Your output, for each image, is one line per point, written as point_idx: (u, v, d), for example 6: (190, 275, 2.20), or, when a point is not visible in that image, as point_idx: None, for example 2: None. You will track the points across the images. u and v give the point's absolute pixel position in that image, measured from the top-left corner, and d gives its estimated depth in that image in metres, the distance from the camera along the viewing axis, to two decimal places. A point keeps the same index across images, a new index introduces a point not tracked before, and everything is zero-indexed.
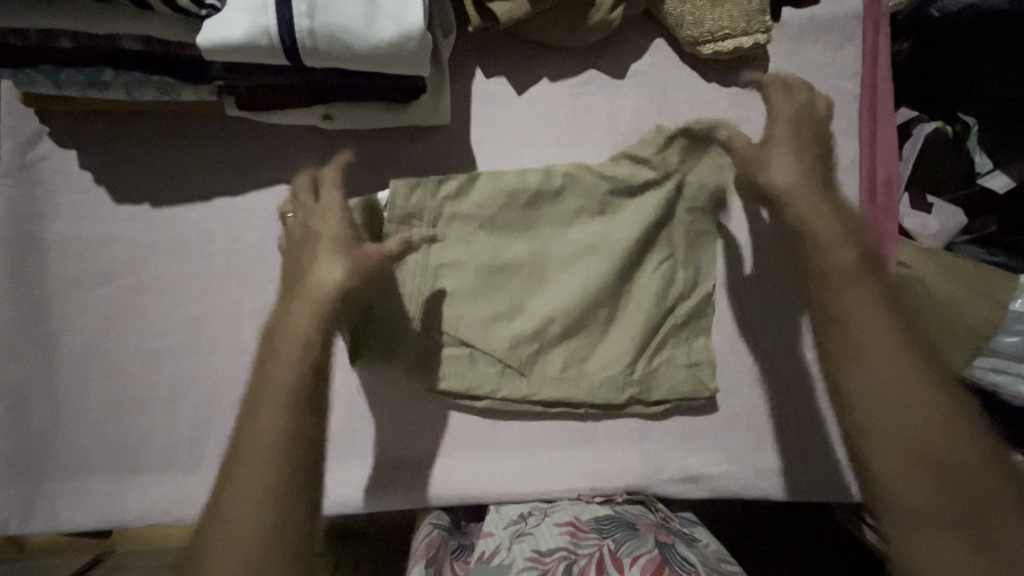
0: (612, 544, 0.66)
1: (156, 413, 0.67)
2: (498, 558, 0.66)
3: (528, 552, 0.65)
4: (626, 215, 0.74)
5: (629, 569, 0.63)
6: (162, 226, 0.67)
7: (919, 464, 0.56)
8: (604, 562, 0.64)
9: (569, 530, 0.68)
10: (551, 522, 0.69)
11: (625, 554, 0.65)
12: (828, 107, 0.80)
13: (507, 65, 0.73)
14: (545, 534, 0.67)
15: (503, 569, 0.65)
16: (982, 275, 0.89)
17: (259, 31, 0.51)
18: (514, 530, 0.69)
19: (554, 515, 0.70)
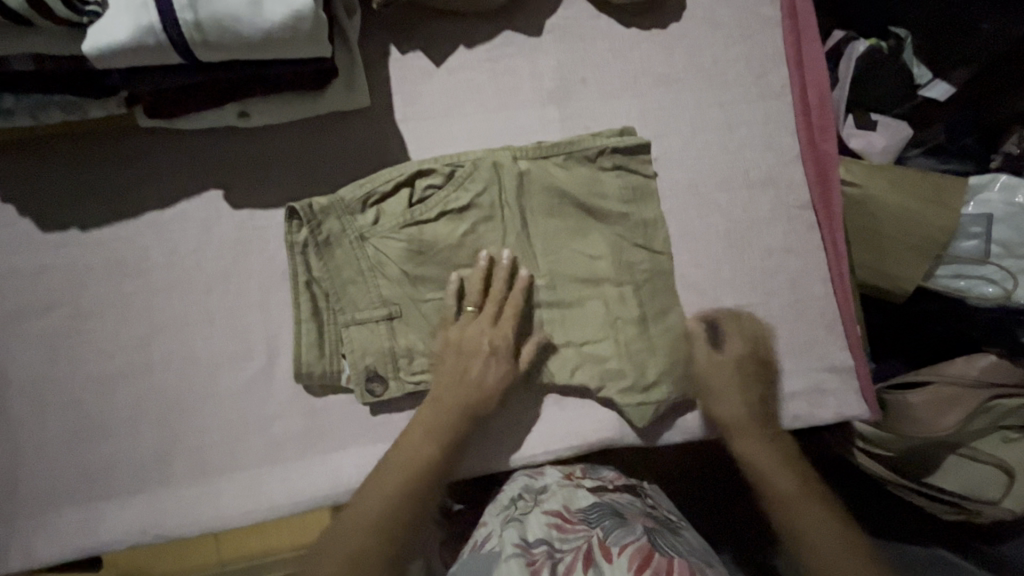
0: (600, 534, 0.65)
1: (118, 436, 0.67)
2: (490, 543, 0.67)
3: (516, 539, 0.65)
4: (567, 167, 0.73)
5: (618, 557, 0.63)
6: (95, 248, 0.67)
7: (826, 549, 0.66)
8: (592, 552, 0.63)
9: (556, 521, 0.68)
10: (540, 511, 0.70)
11: (613, 543, 0.64)
12: (752, 36, 0.80)
13: (421, 38, 0.73)
14: (534, 524, 0.68)
15: (492, 555, 0.65)
16: (928, 182, 0.89)
17: (144, 30, 0.50)
18: (504, 517, 0.71)
19: (544, 503, 0.71)
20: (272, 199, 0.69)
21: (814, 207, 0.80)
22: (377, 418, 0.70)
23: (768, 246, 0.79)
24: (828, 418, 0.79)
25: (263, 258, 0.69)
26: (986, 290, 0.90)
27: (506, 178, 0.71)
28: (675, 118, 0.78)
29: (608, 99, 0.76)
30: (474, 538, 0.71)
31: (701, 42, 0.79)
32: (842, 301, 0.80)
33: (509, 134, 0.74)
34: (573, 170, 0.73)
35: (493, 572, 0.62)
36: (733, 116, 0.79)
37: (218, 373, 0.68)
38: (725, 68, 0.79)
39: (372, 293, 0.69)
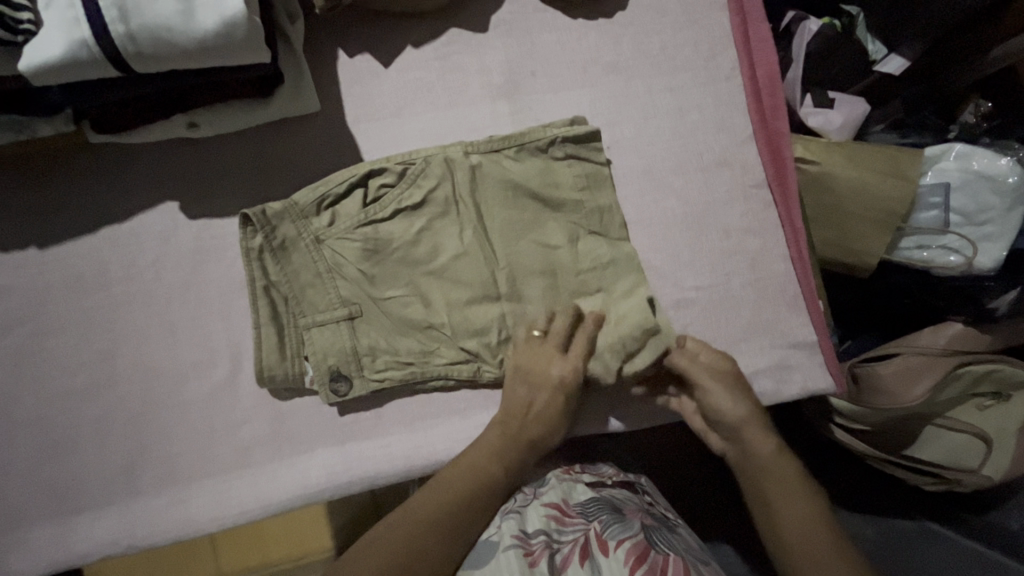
0: (597, 527, 0.68)
1: (88, 449, 0.67)
2: (487, 532, 0.68)
3: (515, 530, 0.67)
4: (521, 158, 0.74)
5: (614, 551, 0.64)
6: (55, 265, 0.67)
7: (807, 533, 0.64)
8: (588, 546, 0.66)
9: (554, 513, 0.70)
10: (539, 504, 0.72)
11: (609, 537, 0.66)
12: (698, 21, 0.81)
13: (368, 40, 0.73)
14: (532, 517, 0.70)
15: (490, 544, 0.67)
16: (886, 155, 0.89)
17: (77, 44, 0.50)
18: (502, 510, 0.72)
19: (543, 497, 0.73)
20: (227, 207, 0.70)
21: (770, 185, 0.81)
22: (344, 418, 0.71)
23: (726, 227, 0.80)
24: (793, 395, 0.79)
25: (221, 266, 0.70)
26: (950, 258, 0.90)
27: (459, 173, 0.72)
28: (626, 106, 0.79)
29: (558, 91, 0.77)
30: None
31: (648, 30, 0.80)
32: (802, 277, 0.80)
33: (461, 130, 0.75)
34: (527, 161, 0.74)
35: (492, 562, 0.64)
36: (683, 101, 0.80)
37: (184, 382, 0.69)
38: (673, 54, 0.80)
39: (332, 294, 0.69)
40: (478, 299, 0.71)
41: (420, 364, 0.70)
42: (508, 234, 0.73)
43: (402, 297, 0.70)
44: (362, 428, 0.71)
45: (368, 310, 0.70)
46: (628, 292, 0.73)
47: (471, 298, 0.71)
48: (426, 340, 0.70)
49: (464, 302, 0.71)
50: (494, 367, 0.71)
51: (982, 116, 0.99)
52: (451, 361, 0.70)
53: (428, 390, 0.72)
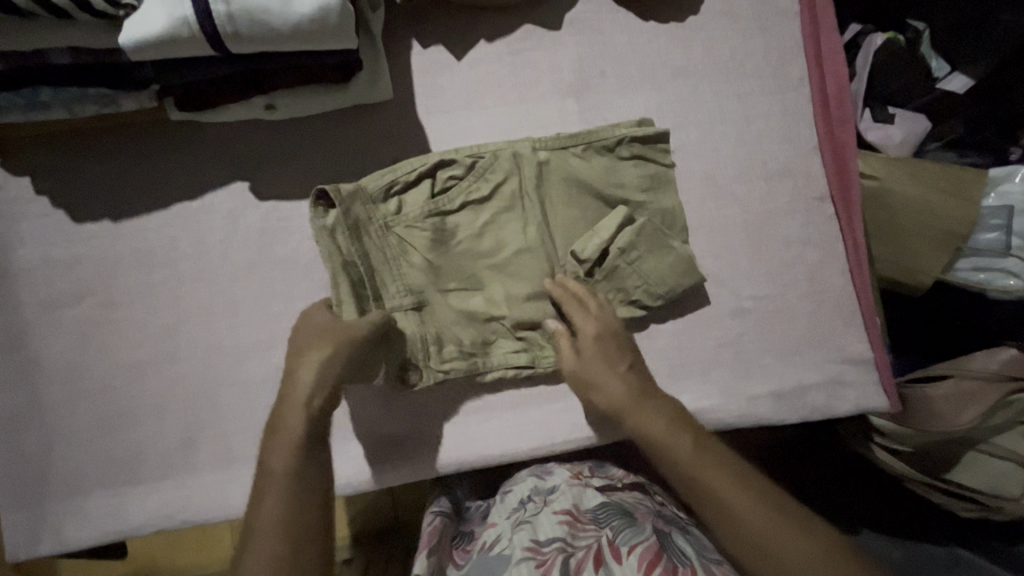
0: (610, 533, 0.67)
1: (147, 422, 0.68)
2: (499, 546, 0.69)
3: (526, 541, 0.66)
4: (588, 156, 0.73)
5: (627, 557, 0.64)
6: (125, 239, 0.68)
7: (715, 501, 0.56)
8: (602, 552, 0.65)
9: (566, 518, 0.69)
10: (549, 512, 0.70)
11: (622, 542, 0.65)
12: (770, 28, 0.80)
13: (443, 32, 0.74)
14: (544, 525, 0.68)
15: (502, 558, 0.67)
16: (950, 174, 0.88)
17: (178, 23, 0.51)
18: (515, 519, 0.72)
19: (553, 503, 0.72)
20: (296, 191, 0.71)
21: (833, 199, 0.80)
22: (398, 404, 0.72)
23: (786, 238, 0.79)
24: (845, 412, 0.78)
25: (287, 249, 0.71)
26: (1007, 283, 0.89)
27: (527, 168, 0.72)
28: (692, 111, 0.78)
29: (626, 92, 0.77)
30: (482, 538, 0.72)
31: (719, 36, 0.79)
32: (860, 292, 0.79)
33: (529, 126, 0.75)
34: (593, 159, 0.73)
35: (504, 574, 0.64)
36: (751, 108, 0.79)
37: (244, 361, 0.70)
38: (742, 61, 0.79)
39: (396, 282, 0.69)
40: (538, 295, 0.71)
41: (480, 356, 0.70)
42: (572, 232, 0.73)
43: (463, 289, 0.71)
44: (416, 417, 0.72)
45: (431, 298, 0.70)
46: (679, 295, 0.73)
47: (532, 293, 0.71)
48: (485, 333, 0.71)
49: (525, 297, 0.71)
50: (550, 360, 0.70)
51: None
52: (511, 355, 0.71)
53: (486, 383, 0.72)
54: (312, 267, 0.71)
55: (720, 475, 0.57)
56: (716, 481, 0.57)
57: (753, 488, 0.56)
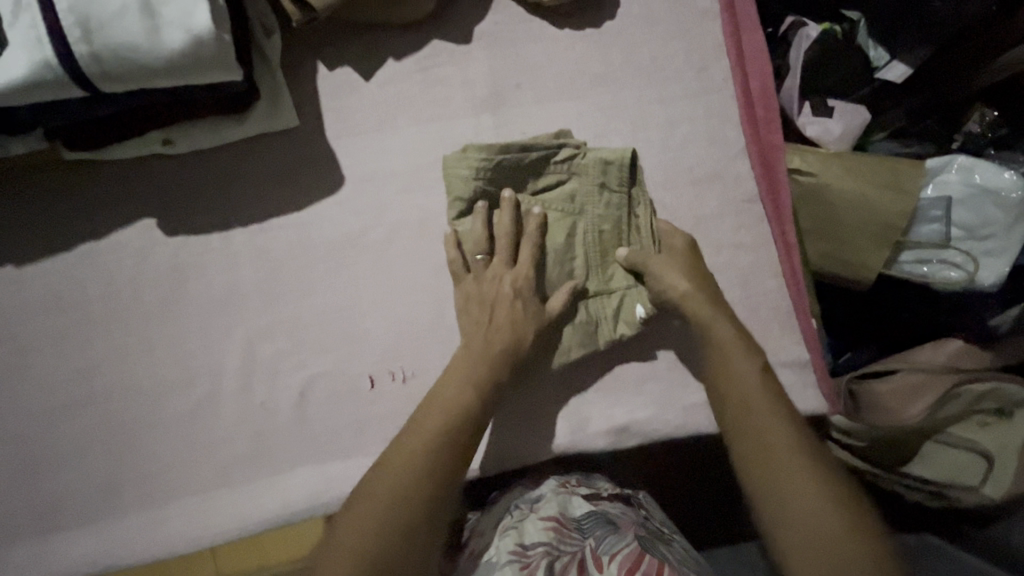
0: (593, 543, 0.66)
1: (67, 467, 0.67)
2: (486, 553, 0.67)
3: (511, 545, 0.66)
4: (541, 179, 0.72)
5: (608, 566, 0.64)
6: (31, 283, 0.67)
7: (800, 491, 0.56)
8: (586, 562, 0.65)
9: (553, 525, 0.68)
10: (535, 518, 0.69)
11: (605, 551, 0.65)
12: (688, 30, 0.79)
13: (349, 52, 0.72)
14: (530, 529, 0.68)
15: (488, 564, 0.66)
16: (885, 167, 0.87)
17: (38, 65, 0.49)
18: (501, 530, 0.70)
19: (539, 510, 0.71)
20: (204, 224, 0.69)
21: (762, 200, 0.78)
22: (323, 437, 0.70)
23: (717, 243, 0.78)
24: None
25: (200, 283, 0.69)
26: (950, 274, 0.87)
27: (484, 194, 0.70)
28: (614, 118, 0.76)
29: (543, 103, 0.75)
30: (469, 549, 0.71)
31: (637, 40, 0.78)
32: (795, 294, 0.78)
33: (445, 142, 0.73)
34: (548, 180, 0.72)
35: None
36: (674, 113, 0.78)
37: (163, 400, 0.69)
38: (663, 65, 0.78)
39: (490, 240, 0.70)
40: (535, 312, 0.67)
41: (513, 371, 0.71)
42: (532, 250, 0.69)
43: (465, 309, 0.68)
44: (344, 449, 0.70)
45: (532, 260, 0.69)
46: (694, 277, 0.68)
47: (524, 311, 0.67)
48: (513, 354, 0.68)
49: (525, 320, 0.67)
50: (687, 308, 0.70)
51: (987, 125, 0.95)
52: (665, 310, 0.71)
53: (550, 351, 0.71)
54: (225, 300, 0.69)
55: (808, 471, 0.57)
56: (772, 433, 0.60)
57: (790, 414, 0.61)
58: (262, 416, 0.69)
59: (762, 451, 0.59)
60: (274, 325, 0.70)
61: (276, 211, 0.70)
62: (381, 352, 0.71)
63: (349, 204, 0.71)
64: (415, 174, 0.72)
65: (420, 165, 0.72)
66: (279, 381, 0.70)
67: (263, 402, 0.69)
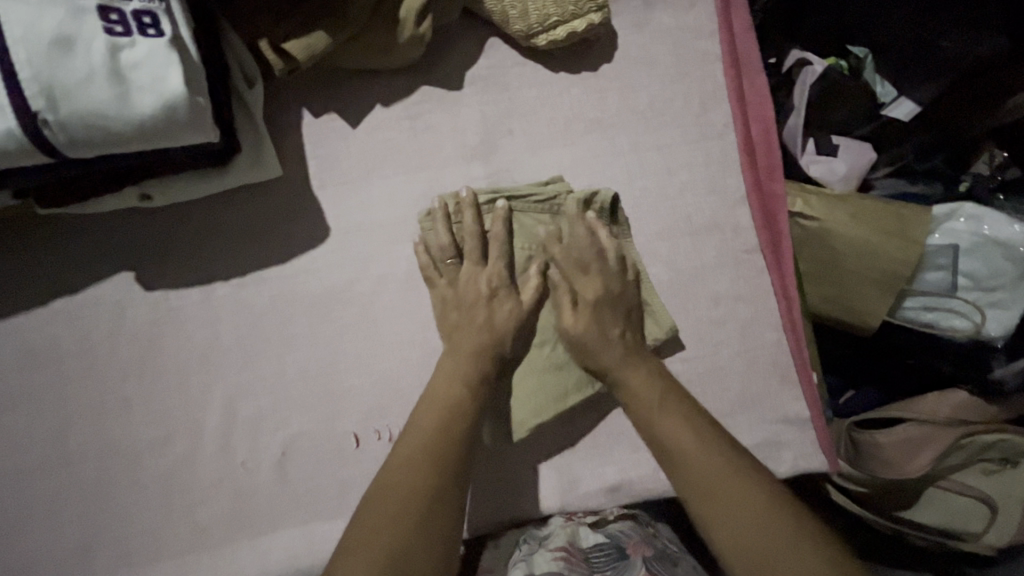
0: None
1: (41, 527, 0.66)
2: None
3: None
4: (530, 220, 0.70)
5: None
6: (7, 339, 0.65)
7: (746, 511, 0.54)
8: None
9: (562, 556, 0.65)
10: (545, 549, 0.66)
11: None
12: (689, 73, 0.76)
13: (335, 98, 0.69)
14: (540, 562, 0.65)
15: None
16: (893, 213, 0.84)
17: (2, 136, 0.46)
18: (512, 560, 0.68)
19: (548, 542, 0.67)
20: (184, 277, 0.67)
21: (763, 251, 0.76)
22: (305, 496, 0.68)
23: (715, 295, 0.75)
24: (784, 472, 0.75)
25: (180, 338, 0.67)
26: (954, 323, 0.85)
27: (471, 232, 0.67)
28: (610, 166, 0.74)
29: (537, 150, 0.72)
30: None
31: (635, 84, 0.75)
32: (795, 349, 0.76)
33: (434, 192, 0.70)
34: (537, 219, 0.70)
35: None
36: (672, 160, 0.75)
37: (140, 459, 0.67)
38: (661, 110, 0.75)
39: (477, 283, 0.67)
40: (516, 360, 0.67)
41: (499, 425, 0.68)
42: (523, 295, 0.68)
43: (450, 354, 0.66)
44: (327, 508, 0.68)
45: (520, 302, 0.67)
46: (664, 330, 0.71)
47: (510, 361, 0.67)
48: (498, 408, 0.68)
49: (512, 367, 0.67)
50: (665, 335, 0.70)
51: (996, 167, 0.92)
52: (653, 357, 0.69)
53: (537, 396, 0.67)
54: (205, 355, 0.67)
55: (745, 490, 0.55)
56: (697, 459, 0.58)
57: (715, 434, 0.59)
58: (243, 475, 0.67)
59: (694, 476, 0.57)
60: (255, 381, 0.68)
61: (259, 266, 0.68)
62: (366, 409, 0.68)
63: (334, 256, 0.69)
64: (403, 224, 0.70)
65: (408, 216, 0.70)
66: (260, 439, 0.68)
67: (243, 461, 0.67)
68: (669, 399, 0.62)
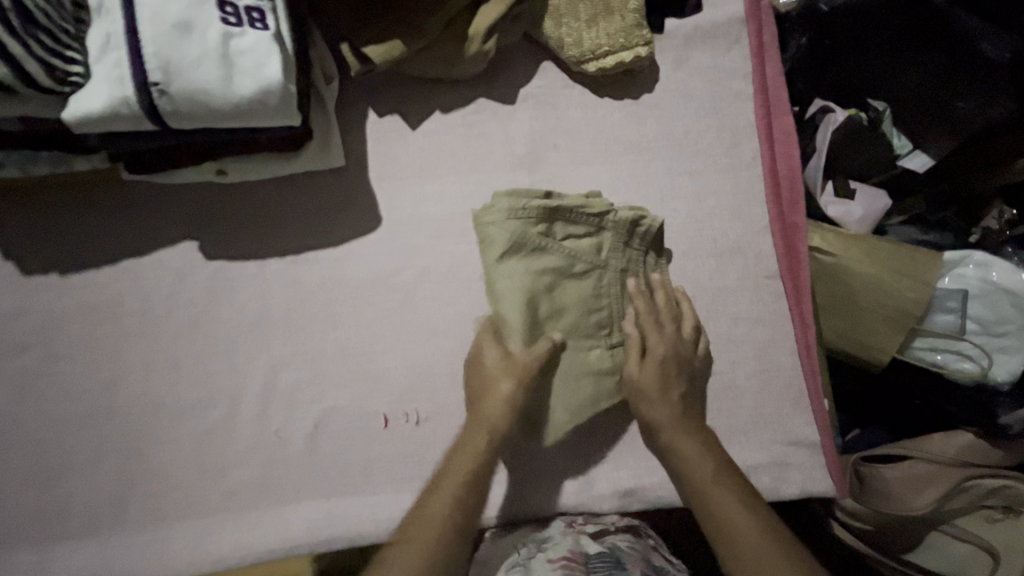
0: None
1: (78, 476, 0.69)
2: None
3: None
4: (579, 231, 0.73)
5: None
6: (71, 293, 0.70)
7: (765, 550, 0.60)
8: None
9: (562, 564, 0.65)
10: (545, 556, 0.66)
11: None
12: (722, 108, 0.82)
13: (399, 101, 0.76)
14: (539, 569, 0.65)
15: None
16: (907, 255, 0.88)
17: (119, 101, 0.53)
18: (507, 563, 0.68)
19: (548, 550, 0.67)
20: (243, 251, 0.72)
21: (782, 277, 0.80)
22: (330, 472, 0.70)
23: (735, 316, 0.79)
24: (792, 494, 0.77)
25: (231, 308, 0.71)
26: (962, 365, 0.89)
27: (528, 235, 0.70)
28: (645, 186, 0.79)
29: (579, 165, 0.78)
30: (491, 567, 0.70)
31: (673, 113, 0.81)
32: (808, 372, 0.79)
33: (481, 194, 0.75)
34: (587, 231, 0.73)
35: None
36: (702, 186, 0.80)
37: (180, 419, 0.70)
38: (695, 139, 0.81)
39: (532, 283, 0.70)
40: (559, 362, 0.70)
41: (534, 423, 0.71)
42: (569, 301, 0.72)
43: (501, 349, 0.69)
44: (349, 484, 0.70)
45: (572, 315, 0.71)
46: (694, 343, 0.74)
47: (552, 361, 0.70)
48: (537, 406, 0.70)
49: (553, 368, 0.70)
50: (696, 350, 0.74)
51: (1004, 222, 0.98)
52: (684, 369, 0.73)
53: (573, 403, 0.70)
54: (253, 325, 0.71)
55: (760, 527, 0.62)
56: (719, 497, 0.64)
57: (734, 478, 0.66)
58: (274, 443, 0.70)
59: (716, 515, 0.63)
60: (295, 355, 0.72)
61: (313, 247, 0.73)
62: (397, 391, 0.72)
63: (382, 244, 0.74)
64: (450, 221, 0.75)
65: (455, 213, 0.75)
66: (293, 411, 0.71)
67: (276, 430, 0.70)
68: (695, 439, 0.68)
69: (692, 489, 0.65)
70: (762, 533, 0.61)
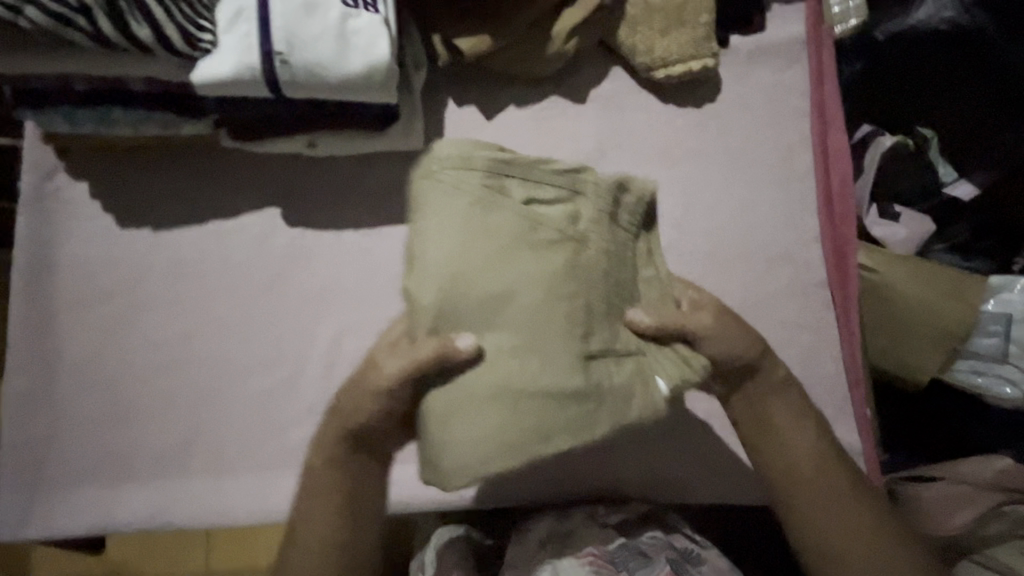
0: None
1: (145, 420, 0.72)
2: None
3: None
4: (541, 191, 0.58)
5: None
6: (158, 247, 0.75)
7: (846, 523, 0.66)
8: None
9: (590, 561, 0.69)
10: (572, 554, 0.70)
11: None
12: (780, 122, 0.86)
13: (476, 93, 0.81)
14: (569, 566, 0.69)
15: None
16: (952, 276, 0.90)
17: (245, 68, 0.58)
18: (536, 558, 0.71)
19: (573, 546, 0.71)
20: (321, 221, 0.76)
21: (831, 287, 0.82)
22: None
23: (783, 320, 0.81)
24: None
25: (305, 273, 0.75)
26: (1004, 390, 0.91)
27: (467, 191, 0.56)
28: (701, 189, 0.83)
29: (640, 165, 0.82)
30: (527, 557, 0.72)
31: (732, 123, 0.85)
32: (853, 382, 0.80)
33: None
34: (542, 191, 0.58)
35: None
36: (756, 193, 0.84)
37: (247, 374, 0.73)
38: (752, 148, 0.85)
39: (474, 245, 0.54)
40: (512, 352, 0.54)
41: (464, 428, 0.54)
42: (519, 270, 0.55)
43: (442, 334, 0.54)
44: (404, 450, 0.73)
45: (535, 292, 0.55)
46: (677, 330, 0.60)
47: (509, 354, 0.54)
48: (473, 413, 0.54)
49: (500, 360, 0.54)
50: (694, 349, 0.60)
51: None
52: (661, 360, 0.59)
53: (524, 424, 0.53)
54: (323, 291, 0.75)
55: (842, 506, 0.67)
56: (815, 476, 0.67)
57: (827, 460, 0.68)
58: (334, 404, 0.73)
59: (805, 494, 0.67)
60: (360, 323, 0.75)
61: (387, 223, 0.77)
62: None
63: None
64: None
65: None
66: None
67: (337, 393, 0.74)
68: (799, 424, 0.68)
69: (784, 470, 0.68)
70: (845, 509, 0.67)
